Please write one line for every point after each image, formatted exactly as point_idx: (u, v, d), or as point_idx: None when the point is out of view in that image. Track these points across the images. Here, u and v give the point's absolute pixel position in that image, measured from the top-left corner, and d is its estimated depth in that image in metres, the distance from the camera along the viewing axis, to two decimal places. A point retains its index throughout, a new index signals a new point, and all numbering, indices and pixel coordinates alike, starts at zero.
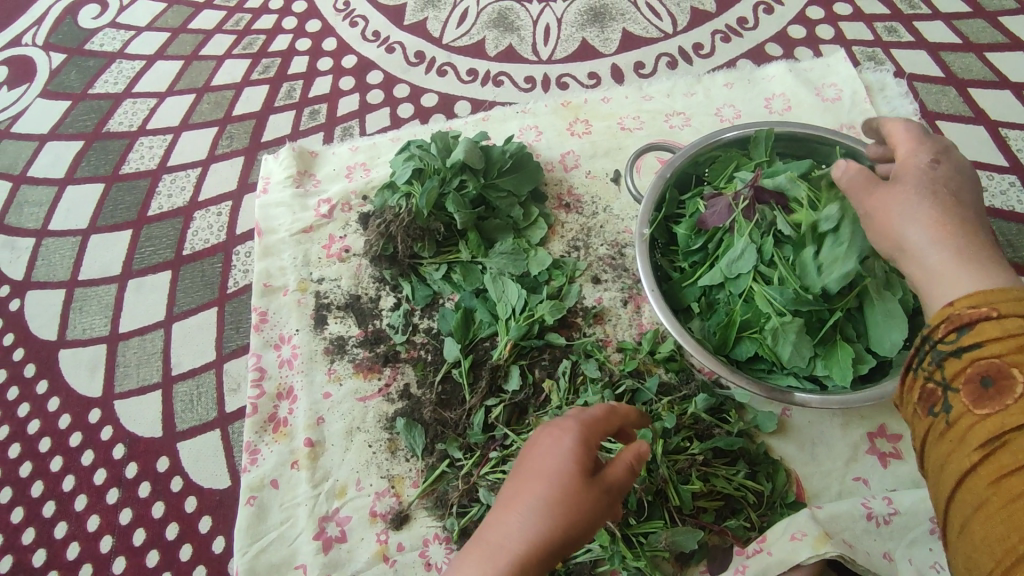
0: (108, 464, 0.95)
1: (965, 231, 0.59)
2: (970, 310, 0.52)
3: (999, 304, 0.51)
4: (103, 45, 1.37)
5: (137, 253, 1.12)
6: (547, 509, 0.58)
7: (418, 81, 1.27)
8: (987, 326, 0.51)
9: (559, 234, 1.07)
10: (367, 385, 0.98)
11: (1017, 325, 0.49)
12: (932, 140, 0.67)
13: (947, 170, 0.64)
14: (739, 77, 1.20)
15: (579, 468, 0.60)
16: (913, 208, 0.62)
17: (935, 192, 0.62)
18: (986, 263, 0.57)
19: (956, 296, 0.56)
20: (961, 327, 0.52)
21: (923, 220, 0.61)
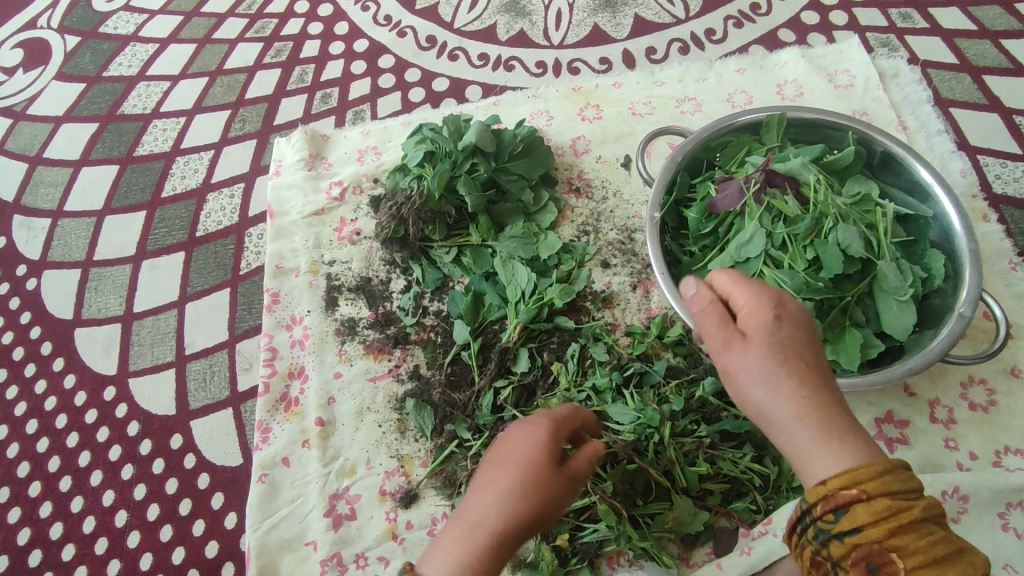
0: (124, 440, 0.97)
1: (825, 394, 0.57)
2: (843, 490, 0.54)
3: (870, 485, 0.53)
4: (117, 29, 1.38)
5: (151, 234, 1.13)
6: (514, 489, 0.60)
7: (429, 66, 1.27)
8: (862, 510, 0.53)
9: (569, 218, 1.08)
10: (377, 366, 0.99)
11: (888, 507, 0.53)
12: (771, 280, 0.63)
13: (796, 321, 0.60)
14: (751, 63, 1.19)
15: (546, 457, 0.62)
16: (764, 366, 0.58)
17: (800, 346, 0.59)
18: (851, 435, 0.56)
19: (825, 474, 0.55)
20: (839, 509, 0.54)
21: (780, 379, 0.57)
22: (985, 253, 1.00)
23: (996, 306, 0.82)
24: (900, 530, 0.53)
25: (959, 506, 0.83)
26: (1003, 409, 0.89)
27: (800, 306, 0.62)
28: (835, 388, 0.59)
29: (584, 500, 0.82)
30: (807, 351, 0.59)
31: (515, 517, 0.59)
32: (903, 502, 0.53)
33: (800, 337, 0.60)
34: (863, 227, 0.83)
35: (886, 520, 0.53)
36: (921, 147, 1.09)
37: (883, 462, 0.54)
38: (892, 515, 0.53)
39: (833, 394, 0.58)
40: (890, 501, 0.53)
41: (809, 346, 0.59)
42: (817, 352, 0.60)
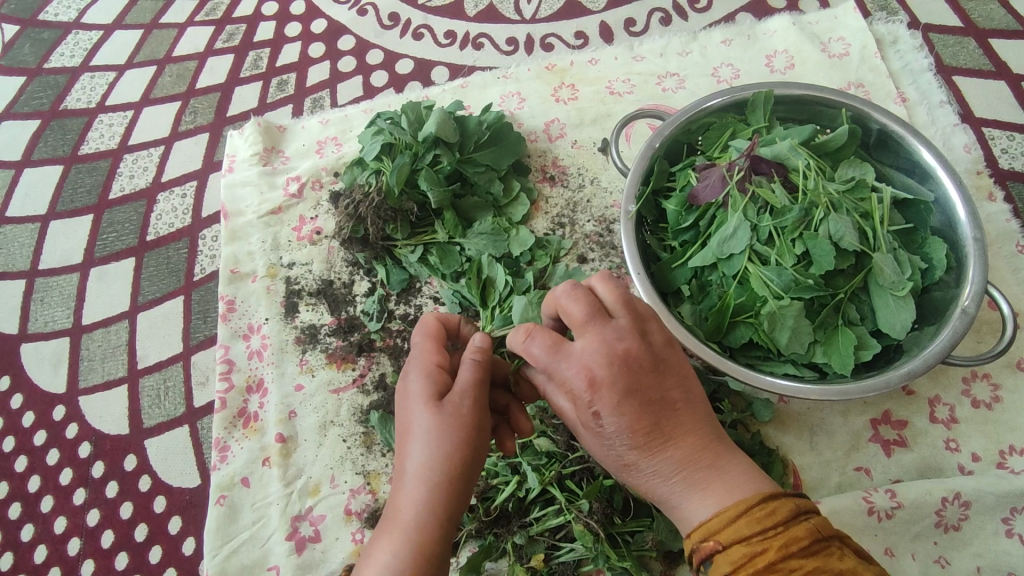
0: (75, 463, 0.92)
1: (678, 455, 0.59)
2: (702, 543, 0.56)
3: (721, 534, 0.55)
4: (57, 16, 1.28)
5: (99, 239, 1.06)
6: (435, 430, 0.61)
7: (392, 46, 1.18)
8: (721, 561, 0.54)
9: (542, 210, 1.00)
10: (341, 376, 0.93)
11: (743, 554, 0.53)
12: (583, 354, 0.58)
13: (615, 407, 0.57)
14: (738, 33, 1.10)
15: (419, 407, 0.62)
16: (616, 453, 0.60)
17: (634, 426, 0.58)
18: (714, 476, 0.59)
19: (690, 526, 0.58)
20: (706, 561, 0.56)
21: (627, 464, 0.61)
22: (990, 235, 0.93)
23: (1002, 300, 0.74)
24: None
25: (960, 513, 0.78)
26: (1008, 406, 0.83)
27: (621, 364, 0.58)
28: (690, 433, 0.60)
29: (559, 519, 0.76)
30: (640, 430, 0.58)
31: (442, 461, 0.60)
32: (760, 544, 0.53)
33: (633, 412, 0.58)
34: (857, 216, 0.76)
35: (744, 566, 0.53)
36: (922, 121, 1.00)
37: (734, 506, 0.56)
38: (748, 562, 0.53)
39: (687, 445, 0.59)
40: (745, 547, 0.53)
41: (647, 411, 0.58)
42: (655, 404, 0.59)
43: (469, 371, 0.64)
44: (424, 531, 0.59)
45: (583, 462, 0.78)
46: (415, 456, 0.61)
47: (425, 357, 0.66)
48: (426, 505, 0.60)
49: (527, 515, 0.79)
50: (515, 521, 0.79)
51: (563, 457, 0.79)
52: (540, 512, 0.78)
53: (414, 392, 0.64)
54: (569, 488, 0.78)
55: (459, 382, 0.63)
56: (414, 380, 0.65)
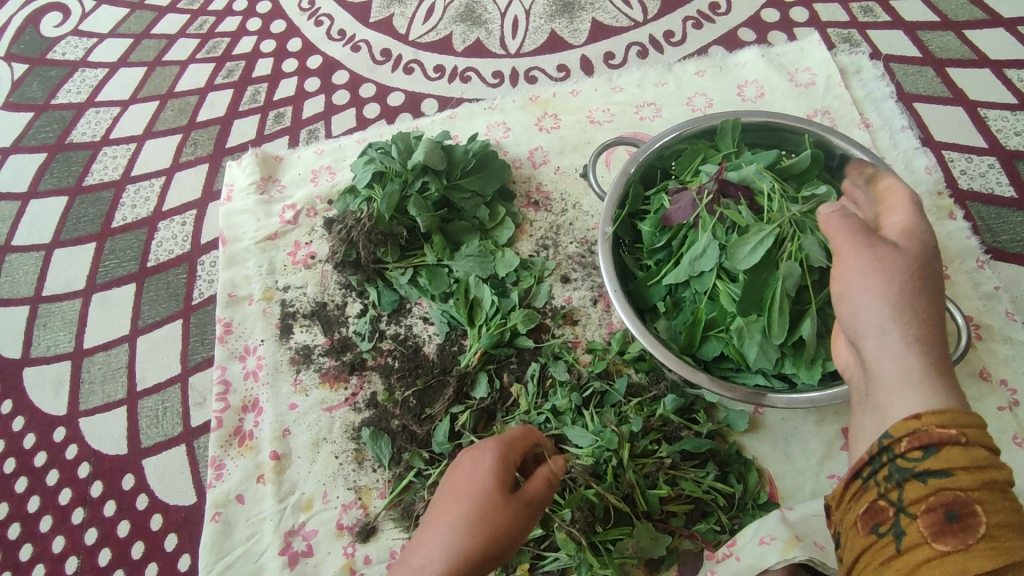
0: (74, 483, 0.95)
1: (914, 304, 0.55)
2: (940, 427, 0.49)
3: (968, 429, 0.48)
4: (65, 55, 1.34)
5: (101, 266, 1.10)
6: (496, 515, 0.63)
7: (384, 80, 1.24)
8: (955, 451, 0.48)
9: (527, 233, 1.05)
10: (334, 395, 0.96)
11: (983, 457, 0.48)
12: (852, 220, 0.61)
13: (897, 255, 0.57)
14: (710, 65, 1.17)
15: (485, 484, 0.64)
16: (857, 275, 0.57)
17: (884, 265, 0.57)
18: (943, 366, 0.53)
19: (918, 409, 0.51)
20: (930, 446, 0.49)
21: (864, 310, 0.56)
22: (951, 251, 0.98)
23: (958, 312, 0.79)
24: (990, 485, 0.47)
25: None
26: (973, 413, 0.87)
27: (919, 236, 0.59)
28: (925, 297, 0.55)
29: (543, 529, 0.80)
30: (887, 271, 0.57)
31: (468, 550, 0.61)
32: (992, 459, 0.48)
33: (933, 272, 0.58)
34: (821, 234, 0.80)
35: (979, 469, 0.47)
36: (885, 145, 1.06)
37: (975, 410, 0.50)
38: (983, 466, 0.47)
39: (926, 309, 0.55)
40: (986, 452, 0.48)
41: (925, 267, 0.57)
42: (926, 254, 0.58)
43: (540, 483, 0.67)
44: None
45: (566, 473, 0.82)
46: (454, 529, 0.62)
47: (507, 446, 0.68)
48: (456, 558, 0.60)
49: None
50: None
51: None
52: None
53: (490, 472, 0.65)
54: (551, 499, 0.81)
55: (530, 490, 0.66)
56: (488, 459, 0.66)
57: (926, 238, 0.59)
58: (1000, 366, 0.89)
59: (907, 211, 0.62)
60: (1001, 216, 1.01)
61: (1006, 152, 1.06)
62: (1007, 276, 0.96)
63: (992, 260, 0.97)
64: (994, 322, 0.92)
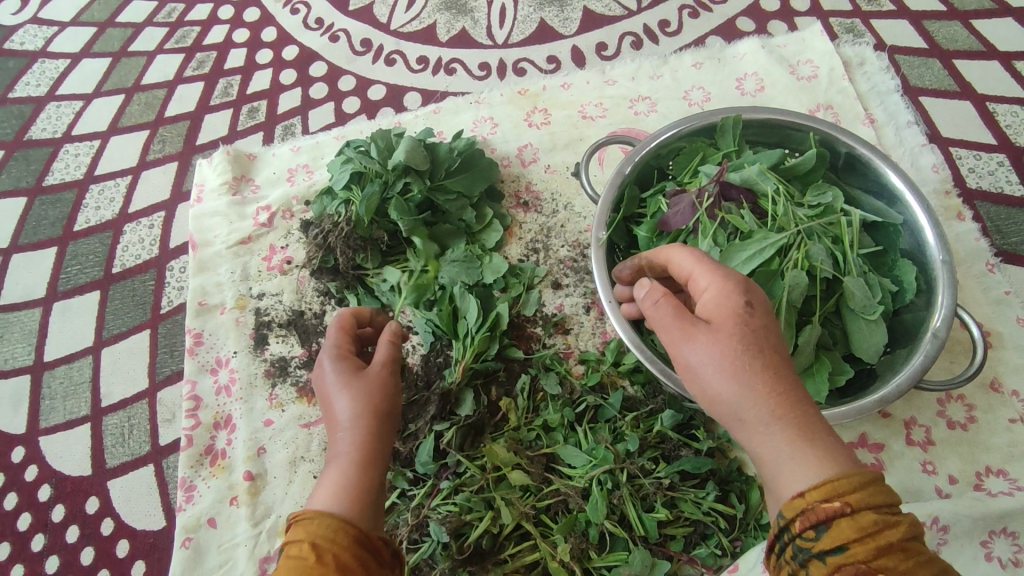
0: (34, 507, 0.89)
1: (765, 383, 0.53)
2: (824, 503, 0.48)
3: (852, 496, 0.48)
4: (23, 45, 1.26)
5: (63, 272, 1.04)
6: (359, 389, 0.65)
7: (364, 72, 1.17)
8: (845, 526, 0.48)
9: (516, 236, 1.00)
10: (312, 411, 0.90)
11: (873, 522, 0.48)
12: (704, 276, 0.59)
13: (720, 337, 0.54)
14: (708, 56, 1.11)
15: (336, 377, 0.67)
16: (693, 363, 0.56)
17: (710, 350, 0.55)
18: (812, 435, 0.52)
19: (799, 486, 0.50)
20: (819, 524, 0.48)
21: (715, 393, 0.55)
22: (960, 254, 0.93)
23: (972, 324, 0.74)
24: (888, 549, 0.47)
25: (939, 538, 0.77)
26: (983, 426, 0.83)
27: (729, 301, 0.56)
28: (764, 366, 0.53)
29: (533, 555, 0.76)
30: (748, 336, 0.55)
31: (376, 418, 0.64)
32: (888, 517, 0.48)
33: (767, 324, 0.55)
34: (828, 241, 0.76)
35: (874, 537, 0.47)
36: (890, 142, 1.02)
37: (859, 470, 0.50)
38: (877, 532, 0.47)
39: (775, 384, 0.53)
40: (876, 515, 0.48)
41: (760, 336, 0.54)
42: (744, 316, 0.55)
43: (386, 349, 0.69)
44: (357, 492, 0.60)
45: (558, 494, 0.78)
46: (341, 413, 0.64)
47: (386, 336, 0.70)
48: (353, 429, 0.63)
49: (502, 552, 0.77)
50: (489, 559, 0.76)
51: (538, 490, 0.78)
52: (513, 549, 0.76)
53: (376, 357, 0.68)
54: (544, 523, 0.78)
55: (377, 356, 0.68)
56: (326, 364, 0.68)
57: (736, 301, 0.56)
58: (1012, 376, 0.85)
59: (713, 269, 0.58)
60: (1011, 216, 0.97)
61: (1015, 149, 1.02)
62: (1017, 280, 0.92)
63: (1003, 264, 0.93)
64: (1006, 330, 0.88)
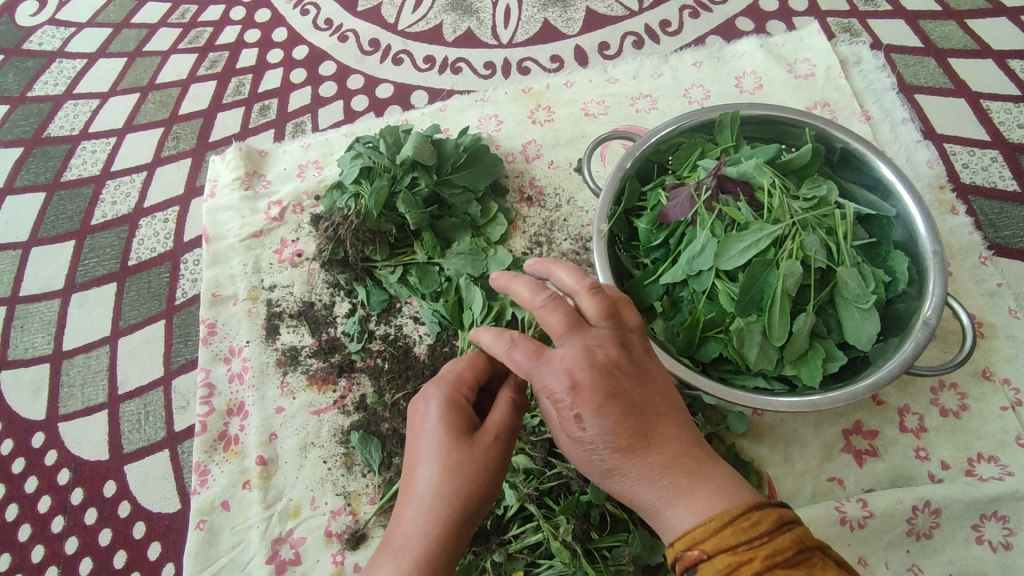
0: (54, 490, 0.92)
1: (634, 476, 0.56)
2: (687, 552, 0.53)
3: (705, 544, 0.52)
4: (41, 45, 1.30)
5: (80, 265, 1.07)
6: (460, 462, 0.61)
7: (372, 71, 1.21)
8: (706, 571, 0.51)
9: (520, 230, 1.02)
10: (322, 398, 0.93)
11: (728, 564, 0.50)
12: (541, 384, 0.57)
13: (588, 440, 0.56)
14: (708, 55, 1.14)
15: (438, 434, 0.63)
16: (573, 451, 0.59)
17: (580, 457, 0.59)
18: (681, 491, 0.55)
19: (672, 537, 0.55)
20: (688, 571, 0.53)
21: (608, 470, 0.57)
22: (954, 247, 0.96)
23: (962, 312, 0.77)
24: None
25: (931, 521, 0.79)
26: (975, 413, 0.85)
27: (581, 411, 0.55)
28: (626, 464, 0.56)
29: (537, 536, 0.77)
30: (606, 439, 0.56)
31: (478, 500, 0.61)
32: (747, 553, 0.50)
33: (619, 413, 0.56)
34: (822, 233, 0.79)
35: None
36: (886, 138, 1.04)
37: (718, 516, 0.53)
38: (732, 572, 0.50)
39: (644, 459, 0.56)
40: (730, 557, 0.51)
41: (607, 439, 0.55)
42: (598, 414, 0.55)
43: (501, 413, 0.65)
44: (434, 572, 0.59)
45: (560, 477, 0.80)
46: (433, 487, 0.60)
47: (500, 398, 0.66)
48: (439, 511, 0.60)
49: (506, 533, 0.80)
50: (494, 539, 0.79)
51: (541, 474, 0.80)
52: (518, 530, 0.78)
53: (488, 427, 0.64)
54: (546, 505, 0.79)
55: (493, 419, 0.64)
56: (432, 414, 0.64)
57: (573, 416, 0.56)
58: (1003, 365, 0.87)
59: (552, 373, 0.57)
60: (1003, 211, 0.99)
61: (1009, 145, 1.04)
62: (1010, 273, 0.94)
63: (996, 257, 0.95)
64: (998, 321, 0.90)
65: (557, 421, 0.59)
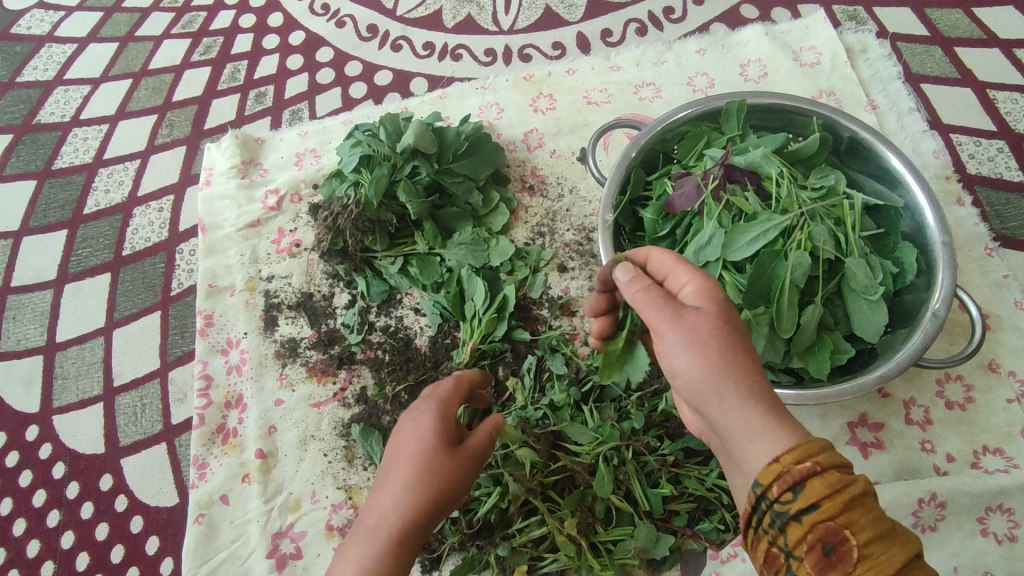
0: (49, 484, 0.91)
1: (744, 369, 0.54)
2: (797, 464, 0.49)
3: (821, 456, 0.49)
4: (30, 29, 1.26)
5: (73, 255, 1.05)
6: (438, 474, 0.61)
7: (370, 57, 1.18)
8: (817, 483, 0.48)
9: (522, 219, 1.01)
10: (321, 390, 0.92)
11: (840, 479, 0.49)
12: (685, 273, 0.59)
13: (721, 318, 0.55)
14: (712, 43, 1.12)
15: (425, 448, 0.63)
16: (677, 338, 0.55)
17: (697, 333, 0.55)
18: (779, 411, 0.54)
19: (777, 450, 0.51)
20: (795, 486, 0.49)
21: (725, 352, 0.54)
22: (960, 239, 0.95)
23: (971, 303, 0.76)
24: (852, 503, 0.48)
25: (937, 514, 0.79)
26: (981, 406, 0.85)
27: (713, 292, 0.57)
28: (748, 359, 0.55)
29: (541, 530, 0.76)
30: (741, 332, 0.56)
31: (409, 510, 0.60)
32: (849, 474, 0.50)
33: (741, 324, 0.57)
34: (830, 223, 0.78)
35: (840, 493, 0.48)
36: (892, 128, 1.03)
37: (824, 435, 0.51)
38: (844, 487, 0.48)
39: (750, 364, 0.54)
40: (841, 473, 0.49)
41: (741, 331, 0.56)
42: (726, 305, 0.56)
43: (483, 439, 0.66)
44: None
45: (565, 471, 0.79)
46: (400, 499, 0.61)
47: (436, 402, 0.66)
48: (405, 519, 0.60)
49: (510, 526, 0.79)
50: (497, 533, 0.78)
51: (546, 467, 0.80)
52: (521, 524, 0.78)
53: (471, 454, 0.65)
54: (551, 498, 0.79)
55: (475, 447, 0.65)
56: (424, 431, 0.64)
57: (720, 294, 0.57)
58: (1009, 357, 0.87)
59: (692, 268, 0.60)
60: (1009, 201, 0.98)
61: (1015, 135, 1.03)
62: (1016, 264, 0.94)
63: (1002, 248, 0.94)
64: (1004, 312, 0.90)
65: (682, 303, 0.57)
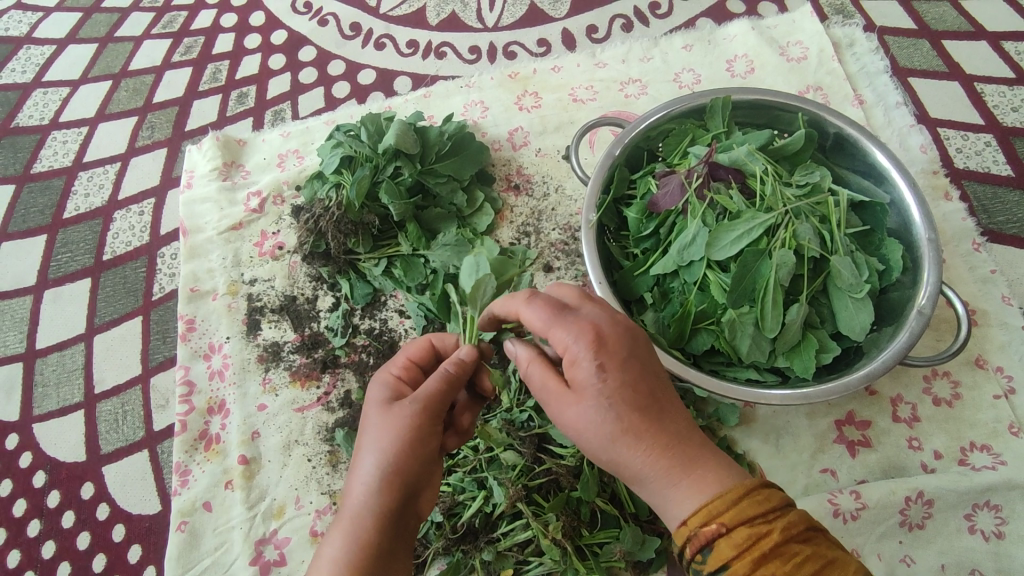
0: (30, 493, 0.89)
1: (634, 445, 0.54)
2: (703, 528, 0.51)
3: (725, 517, 0.51)
4: (8, 31, 1.25)
5: (52, 260, 1.03)
6: (384, 430, 0.63)
7: (354, 56, 1.17)
8: (723, 544, 0.50)
9: (507, 219, 1.00)
10: (305, 395, 0.91)
11: (748, 536, 0.50)
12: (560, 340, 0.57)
13: (600, 398, 0.54)
14: (698, 38, 1.11)
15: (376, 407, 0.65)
16: (568, 430, 0.57)
17: (581, 424, 0.56)
18: (686, 469, 0.54)
19: (683, 514, 0.53)
20: (704, 548, 0.51)
21: (612, 437, 0.54)
22: (946, 233, 0.94)
23: (957, 300, 0.75)
24: (764, 558, 0.49)
25: (923, 512, 0.79)
26: (968, 402, 0.84)
27: (586, 368, 0.55)
28: (639, 431, 0.54)
29: (526, 533, 0.76)
30: (627, 401, 0.54)
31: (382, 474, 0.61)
32: (762, 527, 0.50)
33: (628, 382, 0.55)
34: (816, 221, 0.77)
35: (749, 551, 0.50)
36: (879, 123, 1.02)
37: (733, 488, 0.52)
38: (752, 544, 0.50)
39: (643, 439, 0.54)
40: (748, 529, 0.50)
41: (623, 399, 0.54)
42: (601, 379, 0.55)
43: (434, 381, 0.64)
44: (359, 552, 0.60)
45: (550, 473, 0.78)
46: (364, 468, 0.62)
47: (386, 373, 0.69)
48: (369, 492, 0.61)
49: (495, 530, 0.78)
50: (482, 537, 0.77)
51: (530, 470, 0.79)
52: (506, 528, 0.77)
53: (415, 394, 0.64)
54: (536, 502, 0.78)
55: (425, 387, 0.64)
56: (374, 390, 0.68)
57: (592, 368, 0.55)
58: (996, 353, 0.86)
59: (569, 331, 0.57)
60: (997, 196, 0.97)
61: (1003, 129, 1.02)
62: (1003, 259, 0.93)
63: (989, 243, 0.94)
64: (991, 307, 0.89)
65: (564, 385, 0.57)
